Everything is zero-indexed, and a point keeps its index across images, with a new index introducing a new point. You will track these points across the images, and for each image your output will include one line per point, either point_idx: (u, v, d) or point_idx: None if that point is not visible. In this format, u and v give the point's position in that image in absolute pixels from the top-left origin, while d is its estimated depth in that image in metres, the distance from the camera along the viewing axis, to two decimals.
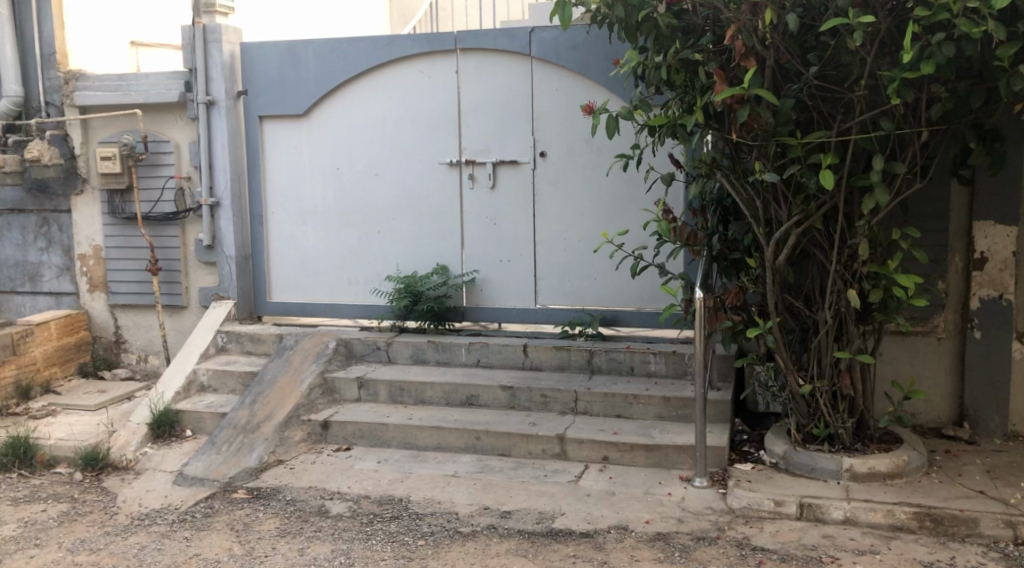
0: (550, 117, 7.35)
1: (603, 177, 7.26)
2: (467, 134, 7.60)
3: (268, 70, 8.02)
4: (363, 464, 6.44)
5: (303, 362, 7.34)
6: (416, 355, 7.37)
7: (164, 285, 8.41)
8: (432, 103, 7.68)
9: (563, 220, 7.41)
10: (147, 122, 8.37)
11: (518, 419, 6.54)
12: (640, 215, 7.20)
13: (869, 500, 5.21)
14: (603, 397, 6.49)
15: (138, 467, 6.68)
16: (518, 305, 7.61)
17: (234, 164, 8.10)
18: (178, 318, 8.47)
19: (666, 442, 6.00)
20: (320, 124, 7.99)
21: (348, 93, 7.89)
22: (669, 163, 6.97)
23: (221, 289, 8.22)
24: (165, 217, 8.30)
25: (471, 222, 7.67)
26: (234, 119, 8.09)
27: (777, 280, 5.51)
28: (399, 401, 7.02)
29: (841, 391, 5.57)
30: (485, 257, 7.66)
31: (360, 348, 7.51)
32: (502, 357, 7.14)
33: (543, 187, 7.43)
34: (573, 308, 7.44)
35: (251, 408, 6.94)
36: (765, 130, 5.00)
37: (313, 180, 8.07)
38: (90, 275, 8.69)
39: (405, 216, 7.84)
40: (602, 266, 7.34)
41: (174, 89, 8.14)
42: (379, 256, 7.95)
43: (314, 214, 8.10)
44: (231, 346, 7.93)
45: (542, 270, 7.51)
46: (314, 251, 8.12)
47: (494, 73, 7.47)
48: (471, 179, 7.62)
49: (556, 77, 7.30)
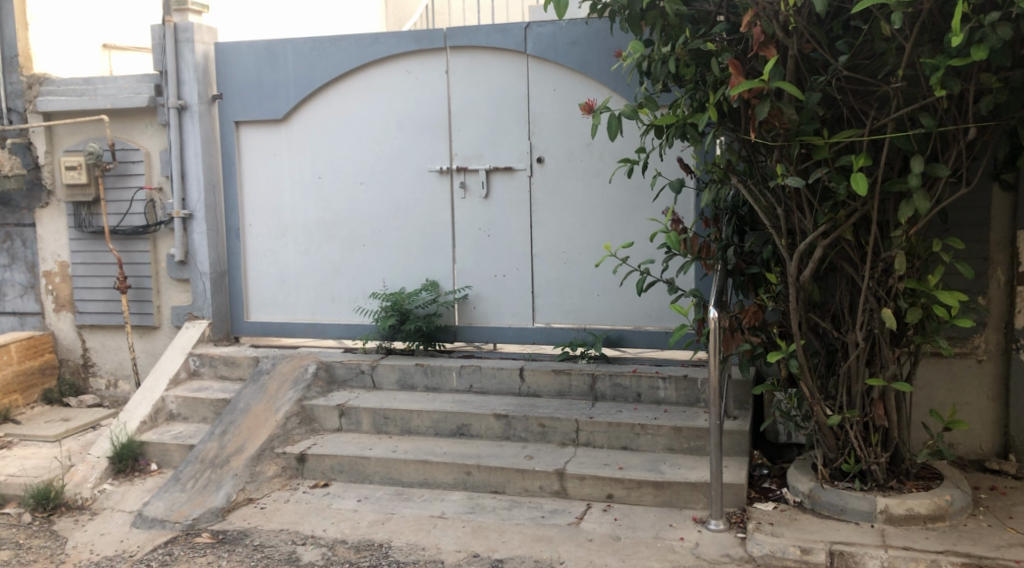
0: (548, 120, 6.76)
1: (605, 185, 6.67)
2: (458, 138, 7.01)
3: (244, 71, 7.44)
4: (342, 502, 5.82)
5: (280, 387, 6.72)
6: (403, 380, 6.76)
7: (133, 304, 7.81)
8: (420, 106, 7.09)
9: (562, 231, 6.81)
10: (115, 129, 7.79)
11: (512, 451, 5.92)
12: (646, 226, 6.60)
13: (909, 548, 4.58)
14: (607, 427, 5.87)
15: (94, 507, 6.11)
16: (514, 324, 7.00)
17: (208, 174, 7.52)
18: (148, 339, 7.88)
19: (676, 478, 5.38)
20: (300, 130, 7.41)
21: (331, 96, 7.31)
22: (679, 168, 6.36)
23: (195, 307, 7.63)
24: (134, 230, 7.71)
25: (462, 235, 7.07)
26: (208, 125, 7.51)
27: (801, 298, 4.88)
28: (383, 431, 6.41)
29: (874, 422, 4.91)
30: (478, 272, 7.06)
31: (342, 372, 6.90)
32: (496, 382, 6.53)
33: (540, 196, 6.83)
34: (574, 327, 6.83)
35: (221, 441, 6.35)
36: (788, 129, 4.36)
37: (293, 190, 7.48)
38: (56, 293, 8.12)
39: (392, 228, 7.24)
40: (605, 281, 6.73)
41: (143, 93, 7.59)
42: (364, 272, 7.35)
43: (293, 227, 7.50)
44: (204, 370, 7.34)
45: (539, 285, 6.91)
46: (294, 267, 7.53)
47: (486, 73, 6.89)
48: (462, 188, 7.02)
49: (554, 76, 6.72)
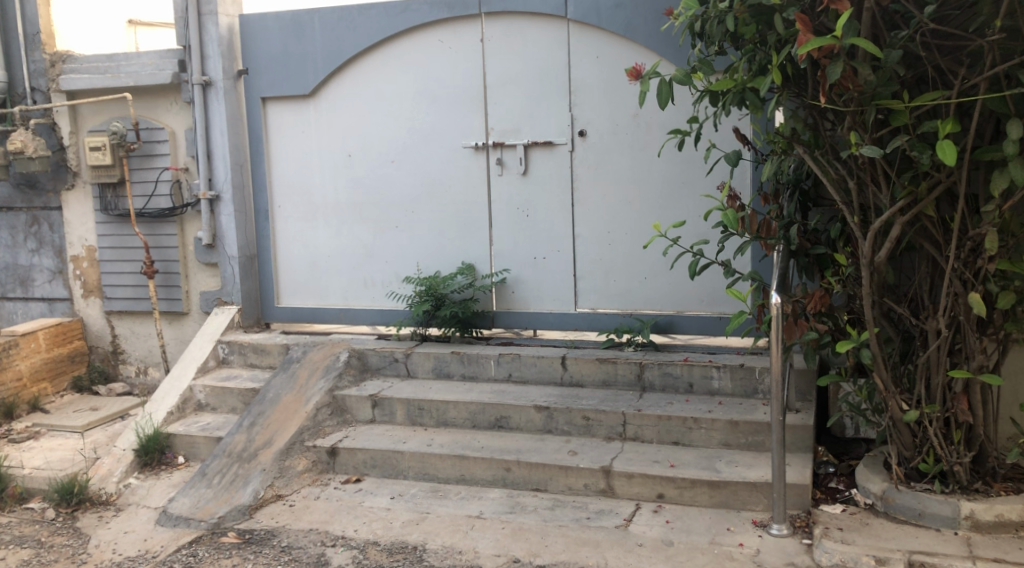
0: (591, 90, 6.32)
1: (654, 158, 6.21)
2: (495, 111, 6.59)
3: (270, 45, 7.08)
4: (374, 500, 5.48)
5: (310, 377, 6.39)
6: (439, 368, 6.39)
7: (161, 290, 7.53)
8: (453, 78, 6.68)
9: (607, 210, 6.37)
10: (139, 108, 7.49)
11: (555, 446, 5.53)
12: (698, 204, 6.13)
13: (1000, 561, 4.11)
14: (657, 421, 5.45)
15: (119, 502, 5.83)
16: (556, 309, 6.60)
17: (235, 153, 7.20)
18: (177, 326, 7.61)
19: (734, 477, 4.95)
20: (329, 105, 7.04)
21: (361, 69, 6.92)
22: (734, 139, 5.88)
23: (224, 292, 7.33)
24: (160, 213, 7.42)
25: (499, 214, 6.66)
26: (233, 101, 7.17)
27: (875, 281, 4.41)
28: (418, 423, 6.05)
29: (956, 417, 4.42)
30: (518, 253, 6.66)
31: (375, 361, 6.55)
32: (537, 371, 6.13)
33: (583, 172, 6.40)
34: (620, 312, 6.41)
35: (249, 433, 6.04)
36: (862, 92, 3.90)
37: (323, 170, 7.12)
38: (84, 279, 7.87)
39: (426, 208, 6.86)
40: (655, 263, 6.29)
41: (167, 69, 7.27)
42: (397, 255, 6.99)
43: (324, 208, 7.16)
44: (233, 358, 7.04)
45: (583, 267, 6.49)
46: (326, 250, 7.19)
47: (524, 41, 6.45)
48: (499, 165, 6.61)
49: (597, 43, 6.26)
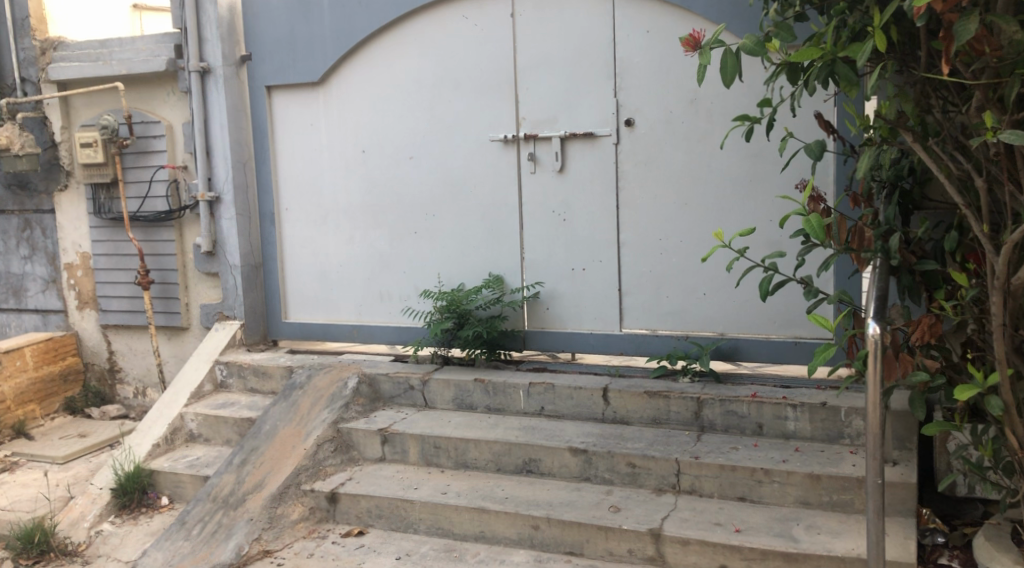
0: (639, 72, 5.38)
1: (715, 153, 5.25)
2: (528, 98, 5.69)
3: (275, 25, 6.27)
4: (376, 560, 4.59)
5: (314, 406, 5.52)
6: (460, 398, 5.48)
7: (159, 302, 6.74)
8: (479, 60, 5.79)
9: (659, 214, 5.42)
10: (133, 100, 6.71)
11: (595, 499, 4.58)
12: (769, 206, 5.14)
13: None
14: (719, 472, 4.49)
15: (87, 554, 5.01)
16: (598, 330, 5.67)
17: (236, 149, 6.40)
18: (177, 343, 6.80)
19: (816, 550, 3.97)
20: (341, 94, 6.21)
21: (375, 53, 6.07)
22: (815, 127, 4.87)
23: (225, 306, 6.52)
24: (156, 217, 6.62)
25: (532, 219, 5.76)
26: (235, 90, 6.38)
27: (1009, 308, 3.45)
28: (434, 464, 5.14)
29: None
30: (553, 264, 5.74)
31: (389, 389, 5.67)
32: (574, 405, 5.20)
33: (630, 169, 5.46)
34: (674, 335, 5.45)
35: (239, 473, 5.18)
36: (1001, 60, 3.06)
37: (335, 168, 6.29)
38: (78, 289, 7.07)
39: (449, 211, 5.98)
40: (715, 278, 5.32)
41: (162, 55, 6.48)
42: (417, 265, 6.12)
43: (335, 212, 6.32)
44: (232, 382, 6.17)
45: (629, 281, 5.55)
46: (338, 258, 6.35)
47: (561, 16, 5.53)
48: (531, 161, 5.70)
49: (647, 16, 5.32)
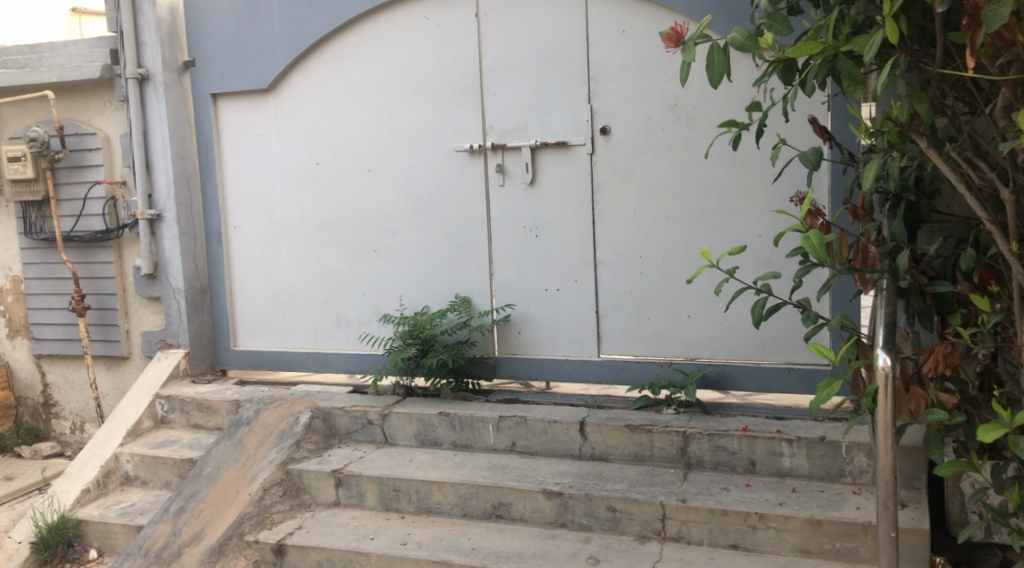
0: (615, 75, 4.94)
1: (698, 162, 4.82)
2: (495, 105, 5.23)
3: (221, 28, 5.78)
4: None
5: (261, 445, 5.02)
6: (423, 433, 4.99)
7: (96, 329, 6.19)
8: (443, 64, 5.33)
9: (639, 229, 4.98)
10: (67, 110, 6.18)
11: (570, 550, 4.11)
12: (760, 221, 4.71)
13: None
14: (708, 518, 4.03)
15: None
16: (574, 356, 5.20)
17: (179, 162, 5.89)
18: (117, 373, 6.26)
19: None
20: (292, 102, 5.72)
21: (329, 57, 5.59)
22: (810, 134, 4.47)
23: (169, 333, 5.99)
24: (92, 236, 6.08)
25: (501, 236, 5.29)
26: (178, 98, 5.87)
27: None
28: (394, 509, 4.65)
29: None
30: (524, 284, 5.27)
31: (344, 424, 5.16)
32: (549, 440, 4.72)
33: (606, 181, 5.02)
34: (656, 361, 5.00)
35: (176, 523, 4.67)
36: None
37: (287, 183, 5.79)
38: (9, 316, 6.51)
39: (411, 227, 5.51)
40: (700, 299, 4.88)
41: (96, 61, 5.96)
42: (377, 287, 5.63)
43: (288, 230, 5.82)
44: (174, 417, 5.64)
45: (608, 303, 5.09)
46: (292, 280, 5.85)
47: (530, 16, 5.09)
48: (499, 173, 5.24)
49: (623, 14, 4.89)
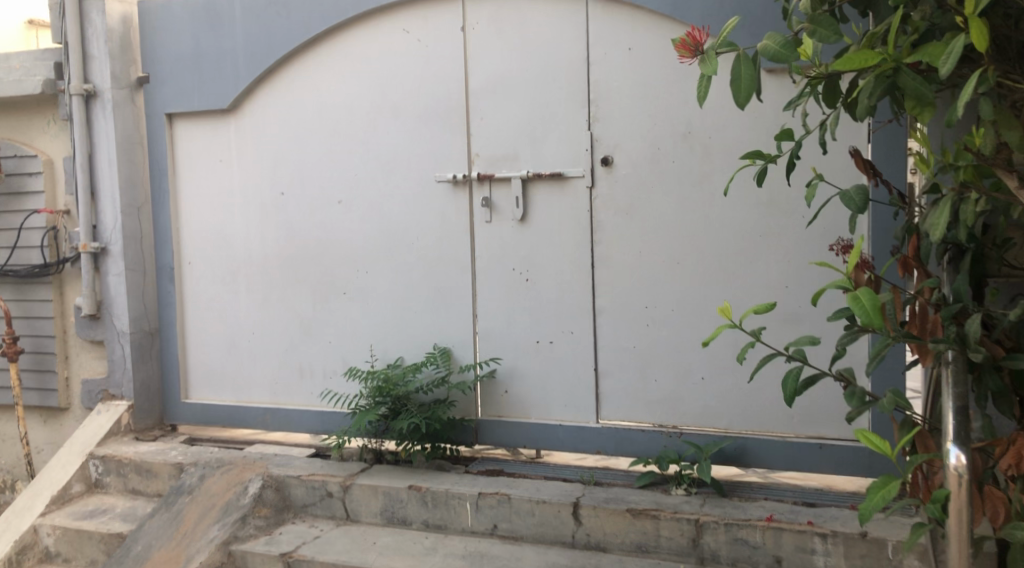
0: (621, 98, 4.28)
1: (716, 200, 4.14)
2: (481, 130, 4.57)
3: (177, 39, 5.14)
4: None
5: (201, 520, 4.31)
6: (390, 510, 4.27)
7: (32, 376, 5.51)
8: (423, 84, 4.68)
9: (646, 275, 4.29)
10: (8, 130, 5.56)
11: None
12: (787, 269, 4.03)
13: None
14: None
15: None
16: (567, 421, 4.50)
17: (128, 190, 5.23)
18: (53, 426, 5.56)
19: None
20: (255, 124, 5.07)
21: (298, 73, 4.95)
22: (848, 168, 3.80)
23: (111, 382, 5.30)
24: (28, 271, 5.41)
25: (487, 280, 4.61)
26: (128, 118, 5.22)
27: None
28: None
29: None
30: (512, 337, 4.58)
31: (301, 495, 4.45)
32: (536, 523, 4.01)
33: (609, 219, 4.34)
34: (663, 431, 4.29)
35: None
36: None
37: (247, 215, 5.12)
38: None
39: (385, 267, 4.82)
40: (716, 360, 4.18)
41: (39, 75, 5.32)
42: (346, 335, 4.94)
43: (246, 268, 5.14)
44: (109, 481, 4.94)
45: (608, 361, 4.40)
46: (250, 325, 5.16)
47: (523, 29, 4.44)
48: (486, 209, 4.57)
49: (630, 27, 4.24)
